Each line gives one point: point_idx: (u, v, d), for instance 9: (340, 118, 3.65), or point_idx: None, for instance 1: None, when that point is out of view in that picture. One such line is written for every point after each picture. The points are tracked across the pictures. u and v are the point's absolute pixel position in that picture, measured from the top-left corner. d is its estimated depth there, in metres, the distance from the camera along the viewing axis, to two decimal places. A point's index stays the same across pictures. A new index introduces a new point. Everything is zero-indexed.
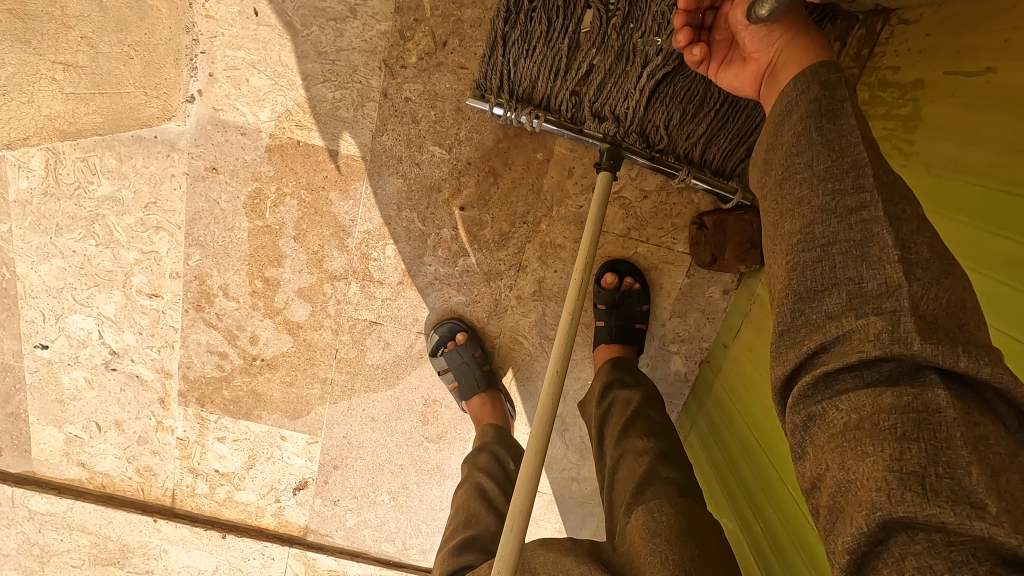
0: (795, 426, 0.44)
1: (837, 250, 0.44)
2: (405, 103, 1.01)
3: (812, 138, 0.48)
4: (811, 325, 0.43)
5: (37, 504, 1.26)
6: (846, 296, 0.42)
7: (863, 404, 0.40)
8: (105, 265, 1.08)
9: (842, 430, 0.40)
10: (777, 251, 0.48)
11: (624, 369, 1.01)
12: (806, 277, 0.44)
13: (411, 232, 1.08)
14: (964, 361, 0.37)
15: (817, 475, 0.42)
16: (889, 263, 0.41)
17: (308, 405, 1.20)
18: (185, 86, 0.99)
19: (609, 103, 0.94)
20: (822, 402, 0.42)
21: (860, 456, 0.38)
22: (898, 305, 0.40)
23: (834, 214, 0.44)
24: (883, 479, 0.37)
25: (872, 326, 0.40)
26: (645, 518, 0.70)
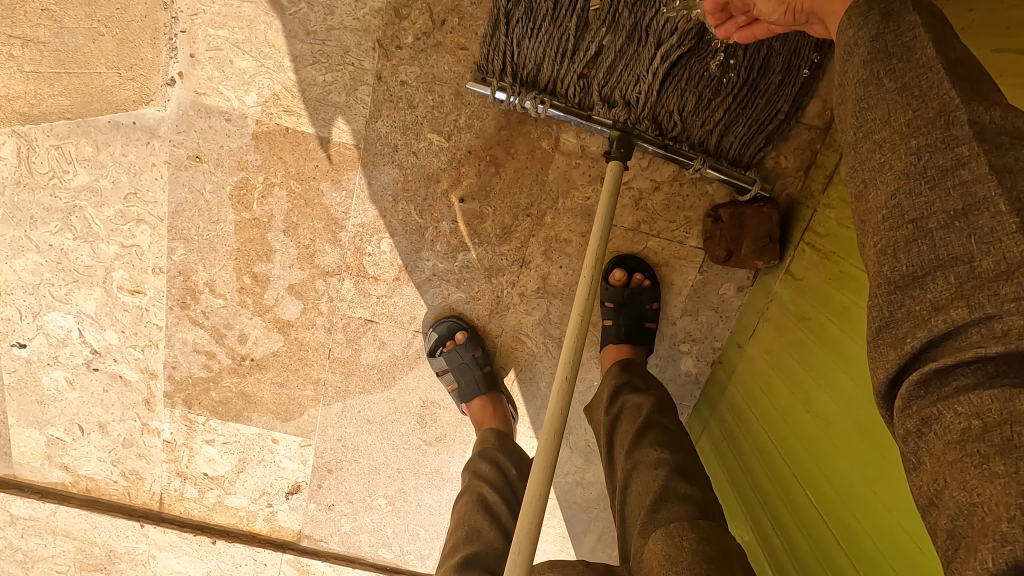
0: (907, 432, 0.38)
1: (933, 224, 0.37)
2: (401, 87, 0.94)
3: (895, 97, 0.42)
4: (911, 321, 0.37)
5: (19, 509, 1.20)
6: (956, 280, 0.35)
7: (988, 408, 0.33)
8: (84, 260, 1.02)
9: (963, 441, 0.34)
10: (866, 228, 0.42)
11: (633, 372, 0.96)
12: (901, 261, 0.38)
13: (408, 225, 1.01)
14: None
15: (935, 491, 0.36)
16: (1006, 234, 0.34)
17: (300, 406, 1.14)
18: (164, 68, 0.92)
19: (620, 87, 0.88)
20: (937, 404, 0.36)
21: (988, 477, 0.32)
22: (1022, 290, 0.32)
23: (923, 177, 0.38)
24: (1018, 507, 0.31)
25: (996, 320, 0.33)
26: (664, 543, 0.65)
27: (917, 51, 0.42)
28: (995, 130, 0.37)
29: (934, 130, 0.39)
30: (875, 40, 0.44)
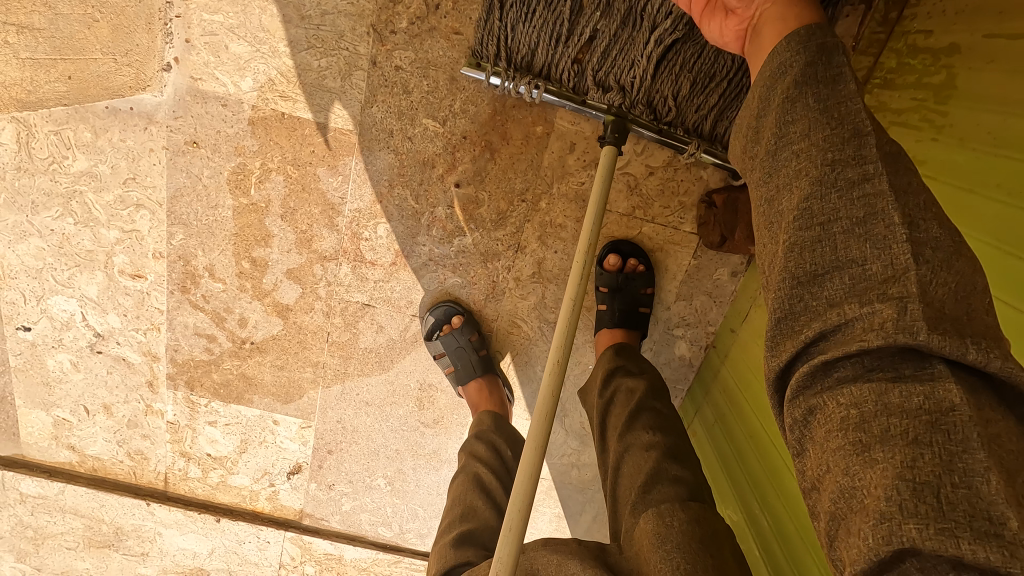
0: (794, 421, 0.42)
1: (837, 229, 0.41)
2: (395, 72, 0.94)
3: (816, 116, 0.45)
4: (810, 315, 0.41)
5: (28, 487, 1.23)
6: (850, 279, 0.40)
7: (864, 398, 0.38)
8: (85, 245, 1.04)
9: (840, 428, 0.39)
10: (774, 232, 0.45)
11: (628, 357, 0.98)
12: (806, 260, 0.42)
13: (404, 211, 1.02)
14: (972, 352, 0.36)
15: (819, 475, 0.40)
16: (896, 243, 0.39)
17: (300, 388, 1.16)
18: (160, 53, 0.93)
19: (614, 72, 0.88)
20: (822, 394, 0.40)
21: (867, 461, 0.37)
22: (905, 291, 0.38)
23: (835, 188, 0.42)
24: (893, 487, 0.35)
25: (876, 314, 0.38)
26: (655, 522, 0.67)
27: (842, 83, 0.45)
28: (894, 158, 0.42)
29: (874, 146, 0.42)
30: (808, 63, 0.47)
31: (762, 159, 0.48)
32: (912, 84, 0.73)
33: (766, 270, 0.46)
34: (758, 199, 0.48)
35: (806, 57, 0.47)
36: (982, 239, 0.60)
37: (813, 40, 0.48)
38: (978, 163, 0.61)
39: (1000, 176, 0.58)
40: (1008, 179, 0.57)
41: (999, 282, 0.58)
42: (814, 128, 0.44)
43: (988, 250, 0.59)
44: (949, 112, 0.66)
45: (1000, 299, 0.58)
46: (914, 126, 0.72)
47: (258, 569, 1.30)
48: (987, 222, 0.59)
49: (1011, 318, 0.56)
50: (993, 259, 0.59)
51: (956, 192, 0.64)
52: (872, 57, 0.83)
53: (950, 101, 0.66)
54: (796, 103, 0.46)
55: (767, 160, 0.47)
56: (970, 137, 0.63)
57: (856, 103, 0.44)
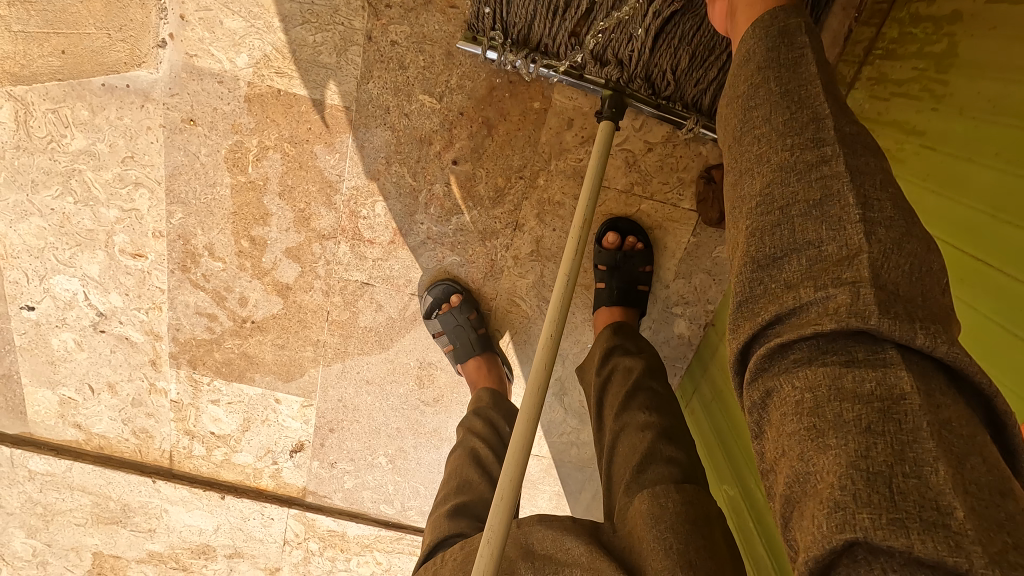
0: (753, 403, 0.42)
1: (795, 212, 0.41)
2: (391, 47, 0.94)
3: (777, 100, 0.45)
4: (768, 297, 0.41)
5: (36, 465, 1.26)
6: (808, 262, 0.40)
7: (818, 383, 0.38)
8: (86, 224, 1.04)
9: (795, 412, 0.39)
10: (737, 215, 0.45)
11: (626, 336, 0.98)
12: (766, 243, 0.41)
13: (401, 188, 1.02)
14: (921, 337, 0.36)
15: (776, 458, 0.40)
16: (850, 223, 0.39)
17: (301, 367, 1.17)
18: (155, 29, 0.92)
19: (612, 45, 0.87)
20: (779, 376, 0.40)
21: (821, 446, 0.37)
22: (858, 275, 0.38)
23: (794, 170, 0.42)
24: (846, 475, 0.35)
25: (832, 298, 0.38)
26: (650, 503, 0.66)
27: (803, 66, 0.45)
28: (852, 139, 0.42)
29: (831, 130, 0.42)
30: (770, 49, 0.47)
31: (730, 146, 0.48)
32: (914, 54, 0.72)
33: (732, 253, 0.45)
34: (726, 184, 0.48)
35: (767, 43, 0.47)
36: (979, 210, 0.60)
37: (774, 25, 0.48)
38: (976, 131, 0.60)
39: (999, 144, 0.57)
40: (1008, 148, 0.56)
41: (995, 253, 0.57)
42: (775, 112, 0.44)
43: (984, 221, 0.59)
44: (949, 82, 0.65)
45: (995, 270, 0.57)
46: (914, 96, 0.71)
47: (263, 544, 1.33)
48: (986, 192, 0.59)
49: (1005, 289, 0.56)
50: (992, 230, 0.58)
51: (958, 164, 0.62)
52: (875, 27, 0.81)
53: (950, 69, 0.65)
54: (758, 89, 0.46)
55: (733, 147, 0.47)
56: (969, 106, 0.62)
57: (815, 85, 0.44)
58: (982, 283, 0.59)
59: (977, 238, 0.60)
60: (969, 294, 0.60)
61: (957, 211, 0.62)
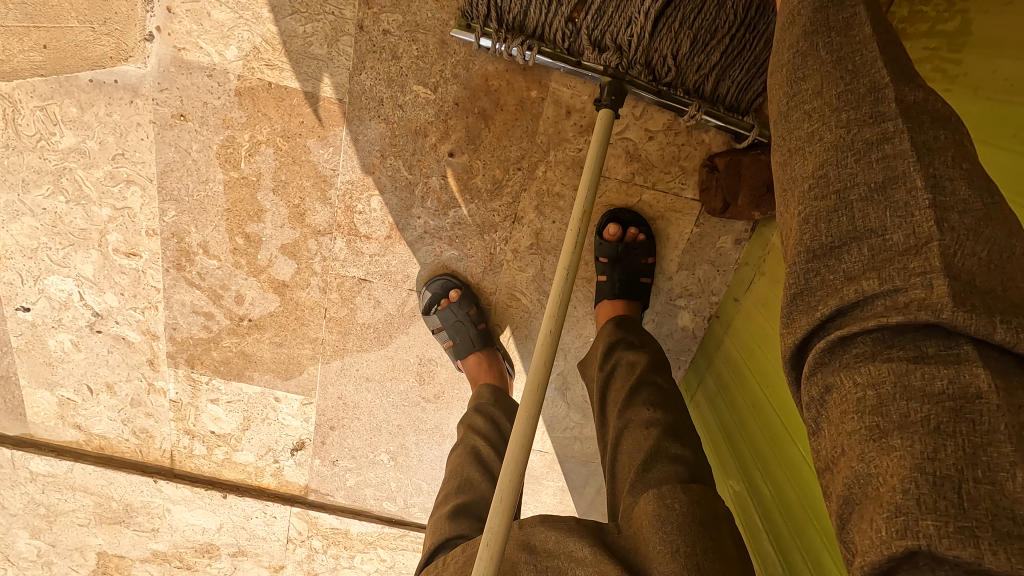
0: (811, 399, 0.41)
1: (854, 196, 0.40)
2: (383, 36, 0.91)
3: (829, 69, 0.43)
4: (825, 290, 0.40)
5: (38, 466, 1.25)
6: (869, 252, 0.39)
7: (882, 380, 0.37)
8: (78, 223, 1.03)
9: (855, 410, 0.37)
10: (788, 198, 0.44)
11: (629, 329, 0.96)
12: (821, 231, 0.40)
13: (397, 182, 1.00)
14: (1000, 332, 0.33)
15: (833, 457, 0.39)
16: (919, 210, 0.37)
17: (300, 365, 1.16)
18: (141, 22, 0.90)
19: (611, 30, 0.84)
20: (839, 371, 0.39)
21: (884, 448, 0.35)
22: (927, 265, 0.36)
23: (850, 149, 0.40)
24: (910, 479, 0.33)
25: (903, 292, 0.36)
26: (656, 504, 0.63)
27: (856, 28, 0.44)
28: (916, 111, 0.40)
29: (893, 101, 0.40)
30: (819, 12, 0.45)
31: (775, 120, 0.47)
32: (925, 33, 0.69)
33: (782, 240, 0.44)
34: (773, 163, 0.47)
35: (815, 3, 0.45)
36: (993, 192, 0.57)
37: None
38: (989, 112, 0.58)
39: (1016, 124, 0.55)
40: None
41: None
42: (828, 83, 0.43)
43: None
44: (963, 61, 0.62)
45: None
46: (925, 78, 0.67)
47: (266, 543, 1.33)
48: (1001, 174, 0.56)
49: None
50: None
51: None
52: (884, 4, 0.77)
53: (965, 48, 0.62)
54: (807, 58, 0.45)
55: (779, 123, 0.46)
56: (983, 85, 0.59)
57: (871, 49, 0.43)
58: None
59: None
60: None
61: None
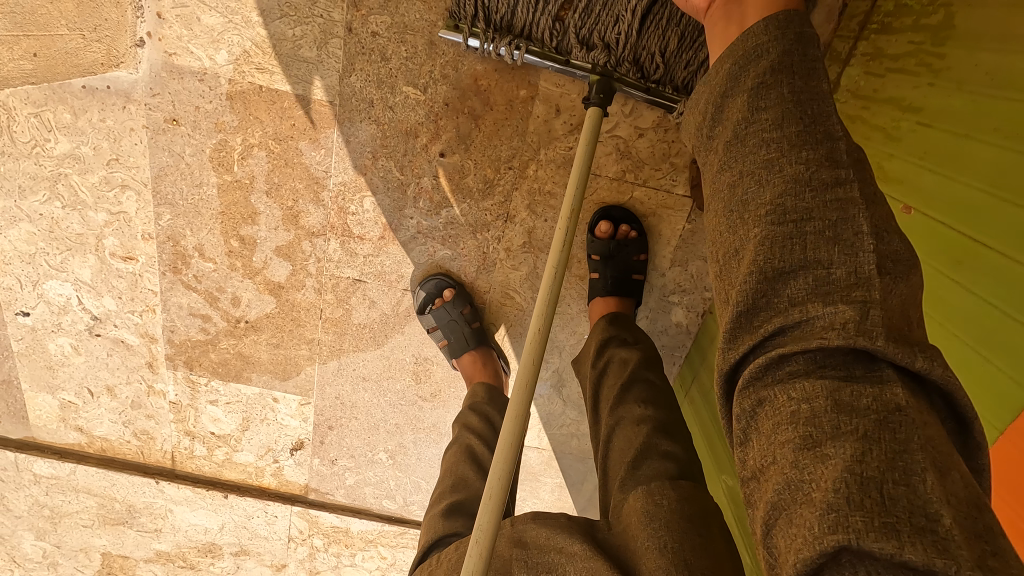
0: (742, 411, 0.41)
1: (810, 229, 0.39)
2: (372, 38, 0.92)
3: (789, 106, 0.42)
4: (770, 310, 0.40)
5: (41, 468, 1.27)
6: (814, 281, 0.39)
7: (815, 394, 0.37)
8: (75, 228, 1.04)
9: (788, 420, 0.38)
10: (736, 221, 0.43)
11: (622, 326, 0.96)
12: (777, 257, 0.39)
13: (389, 183, 1.00)
14: (920, 360, 0.36)
15: (761, 466, 0.39)
16: (863, 251, 0.38)
17: (297, 365, 1.16)
18: (131, 28, 0.91)
19: (598, 28, 0.84)
20: (773, 386, 0.39)
21: (818, 457, 0.36)
22: (869, 296, 0.37)
23: (809, 186, 0.40)
24: (840, 480, 0.34)
25: (838, 313, 0.37)
26: (644, 500, 0.64)
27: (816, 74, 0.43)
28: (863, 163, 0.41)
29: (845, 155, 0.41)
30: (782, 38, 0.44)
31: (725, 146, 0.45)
32: (910, 27, 0.69)
33: (725, 260, 0.44)
34: (718, 186, 0.45)
35: (783, 45, 0.44)
36: (976, 187, 0.56)
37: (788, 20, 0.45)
38: (979, 106, 0.56)
39: (1004, 118, 0.53)
40: (1015, 123, 0.52)
41: (994, 233, 0.53)
42: (787, 118, 0.42)
43: (978, 197, 0.55)
44: (947, 55, 0.62)
45: (994, 251, 0.53)
46: (911, 71, 0.67)
47: (268, 542, 1.34)
48: (988, 168, 0.55)
49: (1012, 273, 0.52)
50: (987, 206, 0.54)
51: (955, 140, 0.59)
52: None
53: (949, 41, 0.62)
54: (768, 90, 0.43)
55: (731, 147, 0.44)
56: (970, 80, 0.58)
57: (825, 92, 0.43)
58: (981, 264, 0.55)
59: (972, 217, 0.56)
60: (970, 277, 0.56)
61: (953, 189, 0.59)
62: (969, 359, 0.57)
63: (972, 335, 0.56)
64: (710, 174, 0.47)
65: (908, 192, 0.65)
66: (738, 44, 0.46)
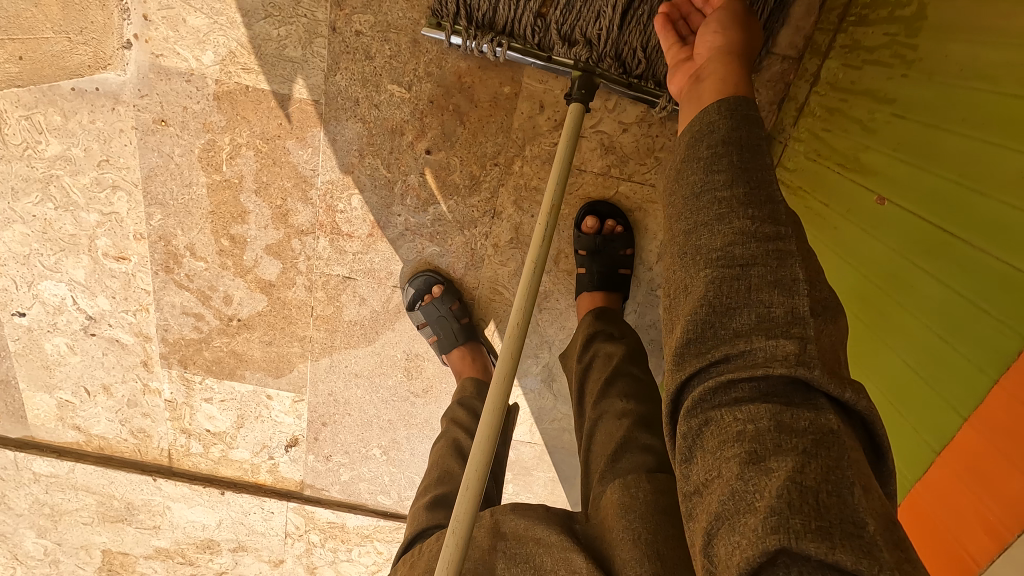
0: (688, 430, 0.41)
1: (755, 275, 0.41)
2: (356, 37, 0.93)
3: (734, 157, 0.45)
4: (716, 340, 0.41)
5: (40, 467, 1.28)
6: (756, 318, 0.40)
7: (759, 416, 0.38)
8: (68, 229, 1.05)
9: (734, 438, 0.38)
10: (687, 262, 0.44)
11: (608, 322, 0.97)
12: (723, 292, 0.41)
13: (376, 180, 1.01)
14: (851, 393, 0.38)
15: (708, 480, 0.39)
16: (799, 292, 0.40)
17: (290, 362, 1.18)
18: (118, 30, 0.92)
19: (580, 24, 0.85)
20: (721, 408, 0.40)
21: (763, 470, 0.37)
22: (806, 333, 0.39)
23: (753, 238, 0.42)
24: (783, 487, 0.35)
25: (779, 345, 0.39)
26: (621, 493, 0.65)
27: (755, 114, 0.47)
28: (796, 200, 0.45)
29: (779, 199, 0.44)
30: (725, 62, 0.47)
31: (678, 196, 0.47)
32: (885, 19, 0.69)
33: (675, 291, 0.45)
34: (670, 232, 0.47)
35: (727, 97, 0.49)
36: (945, 178, 0.56)
37: None
38: (950, 98, 0.57)
39: (971, 110, 0.54)
40: (984, 115, 0.53)
41: (968, 226, 0.53)
42: (736, 180, 0.44)
43: (946, 187, 0.56)
44: (919, 46, 0.62)
45: (964, 243, 0.53)
46: (885, 63, 0.68)
47: (265, 538, 1.36)
48: (958, 159, 0.55)
49: (979, 265, 0.52)
50: (954, 196, 0.55)
51: (924, 130, 0.59)
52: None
53: (921, 33, 0.62)
54: None
55: (685, 198, 0.46)
56: (939, 71, 0.59)
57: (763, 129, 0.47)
58: (950, 256, 0.55)
59: (940, 208, 0.56)
60: (946, 271, 0.56)
61: (925, 180, 0.58)
62: (940, 348, 0.57)
63: (946, 329, 0.56)
64: (668, 207, 0.48)
65: (882, 183, 0.65)
66: None
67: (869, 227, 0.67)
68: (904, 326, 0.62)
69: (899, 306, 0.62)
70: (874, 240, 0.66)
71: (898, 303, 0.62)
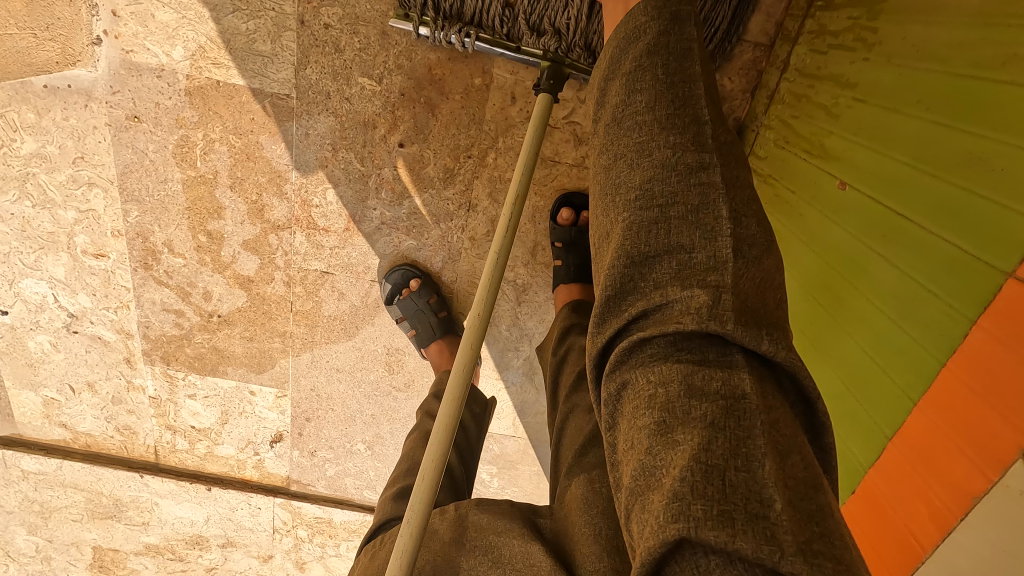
0: (609, 395, 0.43)
1: (673, 213, 0.41)
2: (324, 30, 0.92)
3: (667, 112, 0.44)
4: (636, 294, 0.42)
5: (28, 464, 1.29)
6: (677, 266, 0.41)
7: (670, 378, 0.39)
8: (46, 226, 1.05)
9: (647, 401, 0.39)
10: (611, 206, 0.45)
11: (584, 314, 0.97)
12: (642, 241, 0.41)
13: (350, 174, 1.01)
14: (766, 344, 0.38)
15: (625, 451, 0.40)
16: (722, 236, 0.40)
17: (271, 358, 1.18)
18: (87, 26, 0.92)
19: (548, 14, 0.84)
20: (636, 368, 0.41)
21: (669, 442, 0.37)
22: (722, 281, 0.39)
23: (674, 170, 0.42)
24: (687, 468, 0.34)
25: (691, 298, 0.39)
26: (585, 488, 0.65)
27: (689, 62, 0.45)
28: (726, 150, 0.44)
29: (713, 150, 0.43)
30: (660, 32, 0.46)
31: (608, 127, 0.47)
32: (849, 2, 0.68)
33: (603, 249, 0.46)
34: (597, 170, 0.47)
35: (660, 24, 0.46)
36: (901, 161, 0.55)
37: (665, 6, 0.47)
38: (908, 80, 0.56)
39: (926, 92, 0.53)
40: (940, 97, 0.51)
41: (923, 209, 0.52)
42: (658, 101, 0.44)
43: (901, 170, 0.55)
44: (879, 30, 0.61)
45: (916, 225, 0.53)
46: (847, 47, 0.67)
47: (253, 533, 1.36)
48: (914, 141, 0.54)
49: (931, 248, 0.51)
50: (908, 178, 0.54)
51: (883, 114, 0.58)
52: None
53: (881, 16, 0.61)
54: (644, 73, 0.45)
55: (610, 127, 0.47)
56: (897, 54, 0.58)
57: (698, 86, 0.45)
58: (904, 239, 0.54)
59: (898, 192, 0.55)
60: (899, 255, 0.55)
61: (882, 164, 0.58)
62: (893, 331, 0.56)
63: (900, 313, 0.55)
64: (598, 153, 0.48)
65: (843, 167, 0.65)
66: (623, 26, 0.48)
67: (830, 212, 0.67)
68: (860, 310, 0.61)
69: (855, 290, 0.62)
70: (835, 225, 0.66)
71: (854, 286, 0.62)
